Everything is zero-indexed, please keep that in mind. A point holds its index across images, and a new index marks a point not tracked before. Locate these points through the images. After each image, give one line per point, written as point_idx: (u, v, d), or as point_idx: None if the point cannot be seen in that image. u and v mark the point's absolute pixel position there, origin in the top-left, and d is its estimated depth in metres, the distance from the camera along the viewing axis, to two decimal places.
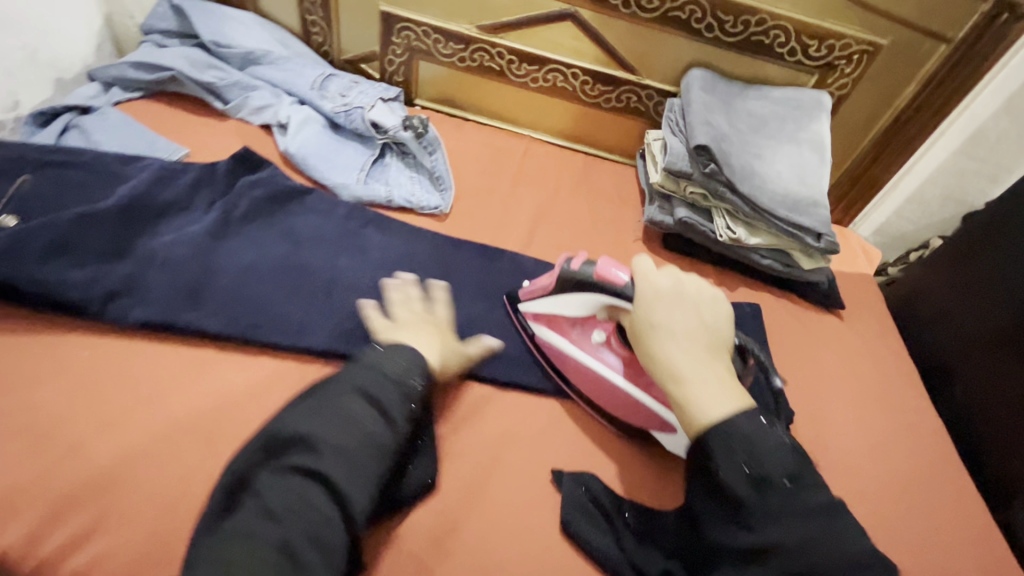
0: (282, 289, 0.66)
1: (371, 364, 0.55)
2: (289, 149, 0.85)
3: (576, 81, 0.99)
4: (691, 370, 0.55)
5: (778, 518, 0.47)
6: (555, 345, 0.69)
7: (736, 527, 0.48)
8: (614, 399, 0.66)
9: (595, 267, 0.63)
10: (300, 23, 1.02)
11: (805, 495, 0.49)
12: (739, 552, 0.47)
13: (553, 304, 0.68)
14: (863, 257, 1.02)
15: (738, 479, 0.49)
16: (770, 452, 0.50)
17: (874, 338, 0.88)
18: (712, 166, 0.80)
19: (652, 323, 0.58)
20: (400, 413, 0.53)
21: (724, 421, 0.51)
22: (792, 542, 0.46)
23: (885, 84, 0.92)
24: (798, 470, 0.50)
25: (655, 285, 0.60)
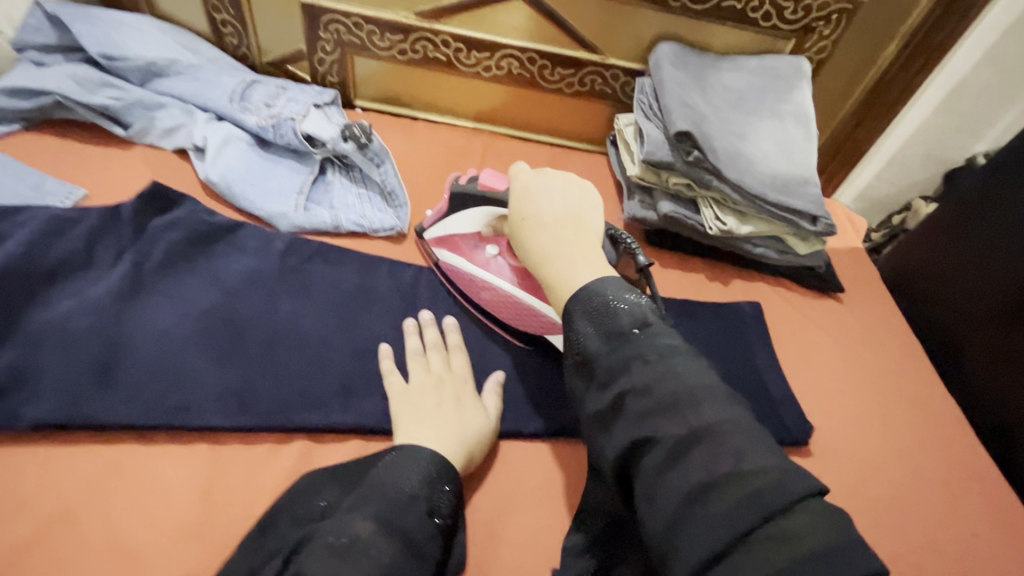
0: (214, 354, 0.56)
1: (379, 483, 0.46)
2: (209, 177, 0.72)
3: (533, 66, 0.89)
4: (557, 249, 0.52)
5: (628, 364, 0.44)
6: (453, 265, 0.67)
7: (596, 391, 0.45)
8: (511, 309, 0.64)
9: (480, 180, 0.63)
10: (209, 23, 0.88)
11: (653, 339, 0.45)
12: (602, 410, 0.44)
13: (451, 224, 0.67)
14: (852, 229, 0.96)
15: (590, 334, 0.47)
16: (622, 306, 0.47)
17: (878, 318, 0.82)
18: (695, 153, 0.72)
19: (524, 217, 0.55)
20: (425, 535, 0.45)
21: (585, 287, 0.49)
22: (641, 382, 0.43)
23: (865, 44, 0.84)
24: (646, 318, 0.47)
25: (525, 181, 0.57)
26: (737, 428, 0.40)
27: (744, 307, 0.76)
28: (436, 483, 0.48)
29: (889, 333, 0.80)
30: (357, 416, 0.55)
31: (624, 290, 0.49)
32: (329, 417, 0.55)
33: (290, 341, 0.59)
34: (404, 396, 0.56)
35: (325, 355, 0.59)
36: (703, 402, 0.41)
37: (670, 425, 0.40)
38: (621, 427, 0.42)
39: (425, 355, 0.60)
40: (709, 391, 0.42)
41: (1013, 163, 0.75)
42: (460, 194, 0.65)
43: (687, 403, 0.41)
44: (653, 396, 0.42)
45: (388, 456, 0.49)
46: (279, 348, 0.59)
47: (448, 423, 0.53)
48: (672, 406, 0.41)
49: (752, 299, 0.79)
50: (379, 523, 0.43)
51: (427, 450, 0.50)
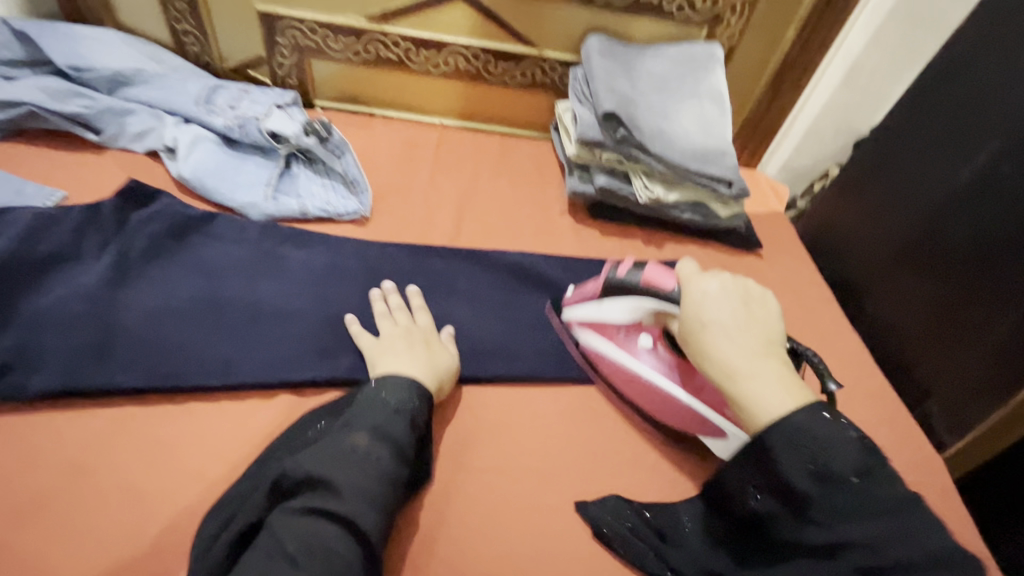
0: (200, 328, 0.63)
1: (370, 403, 0.55)
2: (183, 175, 0.78)
3: (478, 62, 0.98)
4: (745, 368, 0.53)
5: (850, 516, 0.47)
6: (603, 352, 0.69)
7: (811, 525, 0.49)
8: (665, 409, 0.66)
9: (644, 273, 0.65)
10: (170, 33, 0.94)
11: (871, 490, 0.47)
12: (815, 548, 0.48)
13: (600, 310, 0.69)
14: (773, 196, 1.08)
15: (801, 476, 0.49)
16: (836, 449, 0.48)
17: (794, 270, 0.93)
18: (622, 131, 0.82)
19: (704, 322, 0.57)
20: (412, 445, 0.55)
21: (788, 417, 0.50)
22: (867, 539, 0.46)
23: (769, 30, 0.96)
24: (868, 467, 0.48)
25: (701, 287, 0.59)
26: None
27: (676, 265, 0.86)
28: (417, 403, 0.57)
29: (804, 282, 0.92)
30: (331, 372, 0.62)
31: (825, 414, 0.50)
32: (309, 375, 0.62)
33: (270, 315, 0.66)
34: (375, 345, 0.63)
35: (300, 324, 0.66)
36: (946, 573, 0.44)
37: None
38: (837, 571, 0.47)
39: (392, 315, 0.67)
40: (939, 551, 0.45)
41: (903, 126, 0.85)
42: (618, 284, 0.67)
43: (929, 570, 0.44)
44: (885, 558, 0.45)
45: (372, 384, 0.58)
46: (260, 321, 0.66)
47: (418, 359, 0.62)
48: (905, 570, 0.45)
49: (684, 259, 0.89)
50: (374, 433, 0.53)
51: (404, 379, 0.58)
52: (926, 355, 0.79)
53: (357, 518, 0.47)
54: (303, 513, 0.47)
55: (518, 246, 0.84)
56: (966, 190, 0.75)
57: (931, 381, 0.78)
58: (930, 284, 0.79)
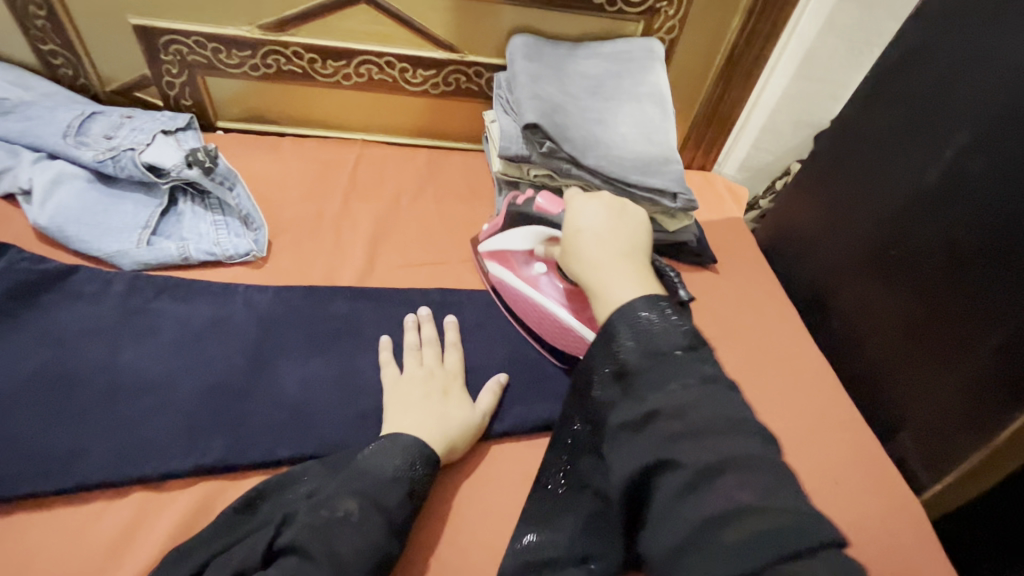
0: (38, 415, 0.53)
1: (366, 463, 0.50)
2: (40, 223, 0.67)
3: (394, 70, 0.87)
4: (605, 266, 0.54)
5: (663, 384, 0.44)
6: (503, 279, 0.70)
7: (629, 400, 0.45)
8: (556, 333, 0.66)
9: (536, 202, 0.67)
10: (37, 56, 0.82)
11: (695, 364, 0.45)
12: (629, 421, 0.44)
13: (506, 240, 0.70)
14: (731, 198, 1.00)
15: (630, 350, 0.46)
16: (665, 328, 0.47)
17: (752, 283, 0.84)
18: (548, 144, 0.72)
19: (577, 228, 0.58)
20: (405, 512, 0.49)
21: (630, 301, 0.49)
22: (675, 405, 0.43)
23: (711, 20, 0.87)
24: (691, 342, 0.46)
25: (580, 197, 0.61)
26: (764, 462, 0.40)
27: None
28: (423, 466, 0.52)
29: (764, 296, 0.83)
30: (198, 458, 0.52)
31: (664, 307, 0.49)
32: (175, 463, 0.52)
33: (132, 388, 0.56)
34: (397, 387, 0.59)
35: (168, 398, 0.56)
36: (736, 436, 0.41)
37: (694, 451, 0.41)
38: (644, 445, 0.43)
39: (420, 350, 0.63)
40: (742, 424, 0.42)
41: (857, 122, 0.77)
42: (518, 212, 0.69)
43: (716, 431, 0.41)
44: (684, 424, 0.42)
45: (375, 443, 0.53)
46: (118, 397, 0.55)
47: (434, 414, 0.56)
48: (703, 435, 0.41)
49: None
50: (362, 498, 0.48)
51: (410, 438, 0.53)
52: (897, 378, 0.71)
53: None
54: None
55: (440, 278, 0.75)
56: (928, 194, 0.67)
57: (903, 408, 0.71)
58: (897, 298, 0.71)
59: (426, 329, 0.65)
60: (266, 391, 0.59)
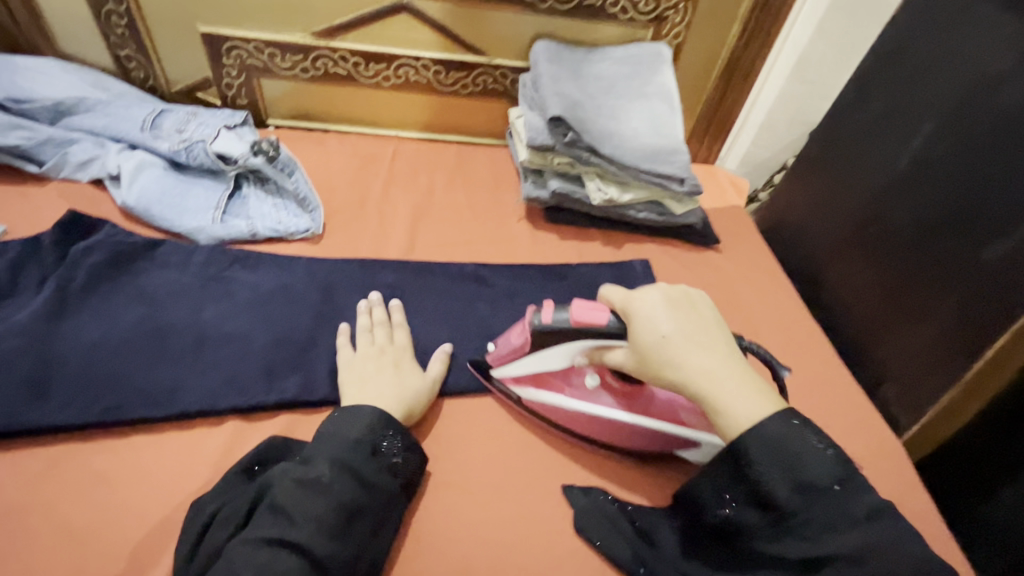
0: (142, 359, 0.62)
1: (331, 432, 0.55)
2: (127, 203, 0.77)
3: (429, 72, 0.97)
4: (720, 381, 0.53)
5: (830, 526, 0.47)
6: (552, 402, 0.64)
7: (788, 537, 0.49)
8: (625, 435, 0.63)
9: (569, 315, 0.58)
10: (112, 59, 0.93)
11: (855, 495, 0.48)
12: (794, 560, 0.49)
13: (537, 361, 0.63)
14: (732, 189, 1.09)
15: (783, 488, 0.49)
16: (814, 459, 0.49)
17: (752, 262, 0.94)
18: (571, 135, 0.81)
19: (663, 340, 0.55)
20: (375, 471, 0.53)
21: (763, 424, 0.50)
22: (848, 551, 0.46)
23: (713, 27, 0.97)
24: (845, 473, 0.49)
25: (643, 301, 0.57)
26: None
27: (636, 265, 0.86)
28: (382, 428, 0.56)
29: (763, 273, 0.92)
30: (279, 394, 0.62)
31: (802, 427, 0.50)
32: (258, 398, 0.61)
33: (218, 340, 0.65)
34: (350, 366, 0.63)
35: (248, 348, 0.65)
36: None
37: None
38: None
39: (372, 332, 0.67)
40: (912, 557, 0.46)
41: (842, 114, 0.87)
42: (546, 333, 0.60)
43: (895, 574, 0.46)
44: (861, 569, 0.46)
45: (335, 413, 0.57)
46: (207, 346, 0.64)
47: (386, 386, 0.61)
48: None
49: (642, 258, 0.89)
50: (335, 464, 0.52)
51: (369, 409, 0.57)
52: (879, 340, 0.80)
53: (307, 543, 0.47)
54: (264, 542, 0.47)
55: (473, 256, 0.84)
56: (902, 175, 0.77)
57: (885, 367, 0.79)
58: (878, 268, 0.80)
59: (380, 312, 0.69)
60: (330, 345, 0.68)
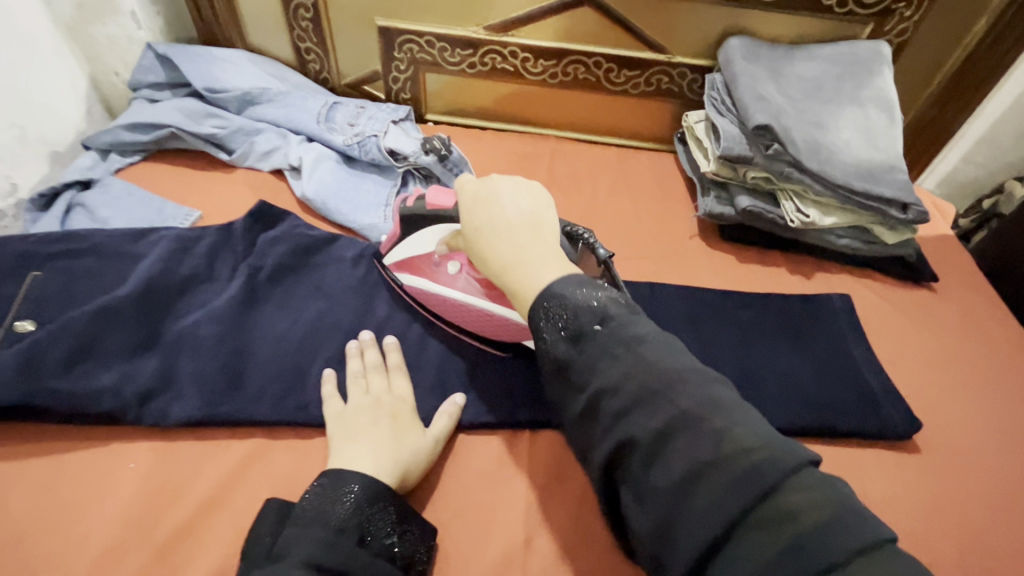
0: (322, 357, 0.61)
1: (308, 518, 0.46)
2: (307, 195, 0.78)
3: (599, 70, 0.91)
4: (516, 256, 0.49)
5: (598, 364, 0.42)
6: (419, 289, 0.64)
7: (576, 391, 0.43)
8: (485, 323, 0.61)
9: (430, 197, 0.61)
10: (294, 52, 0.95)
11: (617, 331, 0.43)
12: (579, 413, 0.43)
13: (407, 246, 0.64)
14: (940, 216, 0.92)
15: (554, 338, 0.44)
16: (581, 300, 0.45)
17: (974, 305, 0.78)
18: (775, 146, 0.72)
19: (476, 228, 0.52)
20: (367, 562, 0.44)
21: (549, 285, 0.46)
22: (613, 382, 0.41)
23: (951, 22, 0.81)
24: (609, 311, 0.44)
25: (472, 192, 0.54)
26: (715, 407, 0.39)
27: (835, 299, 0.74)
28: (371, 509, 0.47)
29: (991, 322, 0.76)
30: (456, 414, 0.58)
31: (584, 283, 0.46)
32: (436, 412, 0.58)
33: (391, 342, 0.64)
34: (341, 419, 0.55)
35: (420, 357, 0.63)
36: (679, 390, 0.40)
37: (643, 421, 0.40)
38: (603, 434, 0.41)
39: (366, 377, 0.59)
40: (685, 376, 0.41)
41: None
42: (410, 216, 0.62)
43: (660, 395, 0.40)
44: (628, 395, 0.41)
45: (309, 489, 0.48)
46: None
47: (374, 448, 0.52)
48: (647, 403, 0.40)
49: (841, 291, 0.76)
50: (311, 565, 0.42)
51: (356, 477, 0.49)
52: None
53: None
54: None
55: (644, 274, 0.77)
56: None
57: None
58: None
59: (374, 354, 0.60)
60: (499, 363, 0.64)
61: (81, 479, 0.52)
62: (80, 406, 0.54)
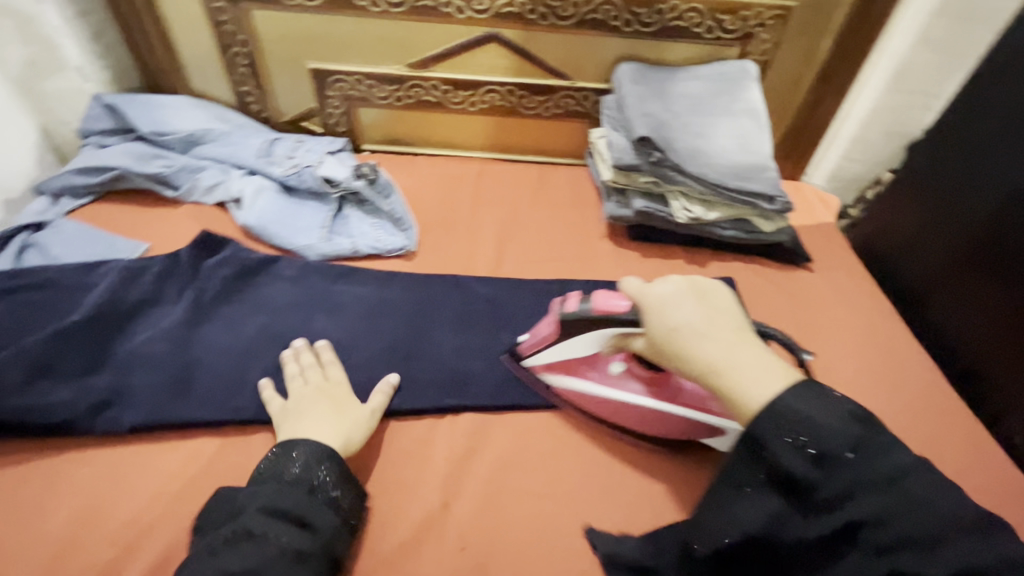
0: (263, 364, 0.68)
1: (268, 475, 0.55)
2: (248, 223, 0.86)
3: (513, 97, 1.02)
4: (725, 360, 0.52)
5: (852, 494, 0.46)
6: (580, 392, 0.66)
7: (814, 516, 0.47)
8: (644, 422, 0.64)
9: (591, 302, 0.63)
10: (234, 95, 1.04)
11: (869, 466, 0.46)
12: (821, 539, 0.47)
13: (563, 352, 0.66)
14: (822, 206, 1.05)
15: (795, 459, 0.47)
16: (829, 421, 0.47)
17: (846, 280, 0.89)
18: (657, 154, 0.83)
19: (671, 329, 0.55)
20: (313, 508, 0.52)
21: (774, 397, 0.48)
22: (874, 515, 0.45)
23: (804, 41, 0.94)
24: (861, 439, 0.46)
25: (654, 294, 0.58)
26: (987, 554, 0.43)
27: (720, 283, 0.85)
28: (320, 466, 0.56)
29: (859, 294, 0.87)
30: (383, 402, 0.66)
31: (811, 393, 0.49)
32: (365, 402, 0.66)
33: None
34: (291, 408, 0.62)
35: (352, 358, 0.71)
36: (948, 538, 0.44)
37: (921, 558, 0.44)
38: (856, 559, 0.46)
39: (306, 374, 0.66)
40: (933, 506, 0.45)
41: (961, 114, 0.82)
42: (572, 320, 0.63)
43: (928, 540, 0.44)
44: (890, 532, 0.44)
45: (268, 455, 0.57)
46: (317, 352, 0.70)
47: (323, 424, 0.60)
48: (917, 543, 0.44)
49: (729, 276, 0.87)
50: (266, 509, 0.51)
51: (308, 445, 0.57)
52: (1002, 369, 0.74)
53: None
54: None
55: (559, 273, 0.86)
56: None
57: (1010, 401, 0.74)
58: (998, 289, 0.75)
59: (310, 356, 0.68)
60: (426, 357, 0.72)
61: (37, 485, 0.58)
62: (35, 420, 0.60)
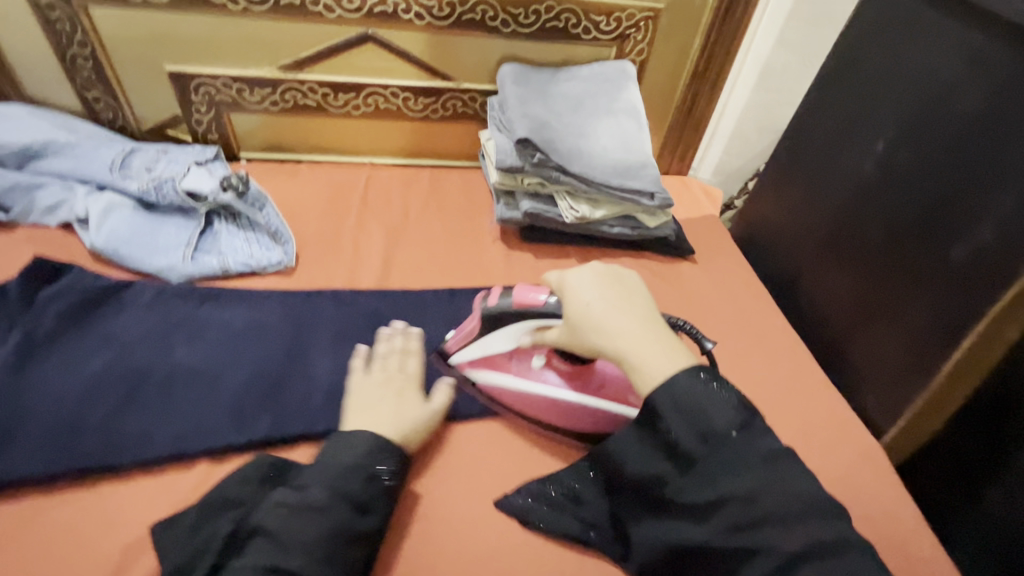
0: (110, 404, 0.61)
1: (333, 453, 0.56)
2: (95, 245, 0.77)
3: (398, 99, 0.98)
4: (632, 347, 0.54)
5: (729, 470, 0.49)
6: (502, 386, 0.67)
7: (692, 482, 0.50)
8: (565, 416, 0.66)
9: (512, 296, 0.64)
10: (81, 102, 0.93)
11: (750, 444, 0.49)
12: (697, 506, 0.49)
13: (486, 344, 0.67)
14: (706, 199, 1.10)
15: (685, 434, 0.50)
16: (715, 406, 0.50)
17: (726, 270, 0.93)
18: (539, 155, 0.83)
19: (581, 320, 0.57)
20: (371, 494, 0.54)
21: (670, 379, 0.51)
22: (744, 492, 0.48)
23: (675, 42, 0.98)
24: (745, 419, 0.50)
25: (567, 282, 0.60)
26: (836, 546, 0.45)
27: None
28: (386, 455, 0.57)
29: (738, 283, 0.92)
30: (248, 435, 0.61)
31: (705, 378, 0.52)
32: (223, 438, 0.61)
33: (186, 377, 0.65)
34: (359, 387, 0.64)
35: (216, 389, 0.65)
36: (805, 518, 0.47)
37: (773, 537, 0.46)
38: (715, 527, 0.48)
39: (384, 358, 0.67)
40: (803, 498, 0.47)
41: (808, 112, 0.88)
42: (491, 315, 0.64)
43: (790, 518, 0.47)
44: (755, 509, 0.47)
45: (335, 438, 0.58)
46: (175, 386, 0.64)
47: (387, 412, 0.61)
48: (778, 521, 0.47)
49: None
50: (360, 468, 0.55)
51: (365, 434, 0.58)
52: (855, 348, 0.81)
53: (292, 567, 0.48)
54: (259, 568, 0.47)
55: (449, 281, 0.84)
56: (867, 182, 0.78)
57: (861, 377, 0.80)
58: (848, 276, 0.81)
59: (402, 339, 0.69)
60: (302, 382, 0.67)
61: None
62: None
